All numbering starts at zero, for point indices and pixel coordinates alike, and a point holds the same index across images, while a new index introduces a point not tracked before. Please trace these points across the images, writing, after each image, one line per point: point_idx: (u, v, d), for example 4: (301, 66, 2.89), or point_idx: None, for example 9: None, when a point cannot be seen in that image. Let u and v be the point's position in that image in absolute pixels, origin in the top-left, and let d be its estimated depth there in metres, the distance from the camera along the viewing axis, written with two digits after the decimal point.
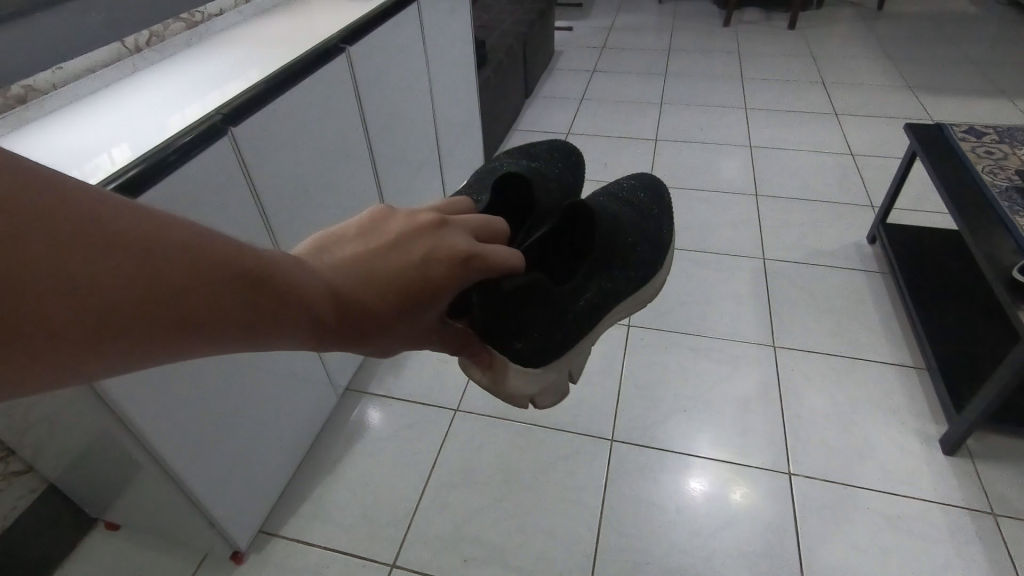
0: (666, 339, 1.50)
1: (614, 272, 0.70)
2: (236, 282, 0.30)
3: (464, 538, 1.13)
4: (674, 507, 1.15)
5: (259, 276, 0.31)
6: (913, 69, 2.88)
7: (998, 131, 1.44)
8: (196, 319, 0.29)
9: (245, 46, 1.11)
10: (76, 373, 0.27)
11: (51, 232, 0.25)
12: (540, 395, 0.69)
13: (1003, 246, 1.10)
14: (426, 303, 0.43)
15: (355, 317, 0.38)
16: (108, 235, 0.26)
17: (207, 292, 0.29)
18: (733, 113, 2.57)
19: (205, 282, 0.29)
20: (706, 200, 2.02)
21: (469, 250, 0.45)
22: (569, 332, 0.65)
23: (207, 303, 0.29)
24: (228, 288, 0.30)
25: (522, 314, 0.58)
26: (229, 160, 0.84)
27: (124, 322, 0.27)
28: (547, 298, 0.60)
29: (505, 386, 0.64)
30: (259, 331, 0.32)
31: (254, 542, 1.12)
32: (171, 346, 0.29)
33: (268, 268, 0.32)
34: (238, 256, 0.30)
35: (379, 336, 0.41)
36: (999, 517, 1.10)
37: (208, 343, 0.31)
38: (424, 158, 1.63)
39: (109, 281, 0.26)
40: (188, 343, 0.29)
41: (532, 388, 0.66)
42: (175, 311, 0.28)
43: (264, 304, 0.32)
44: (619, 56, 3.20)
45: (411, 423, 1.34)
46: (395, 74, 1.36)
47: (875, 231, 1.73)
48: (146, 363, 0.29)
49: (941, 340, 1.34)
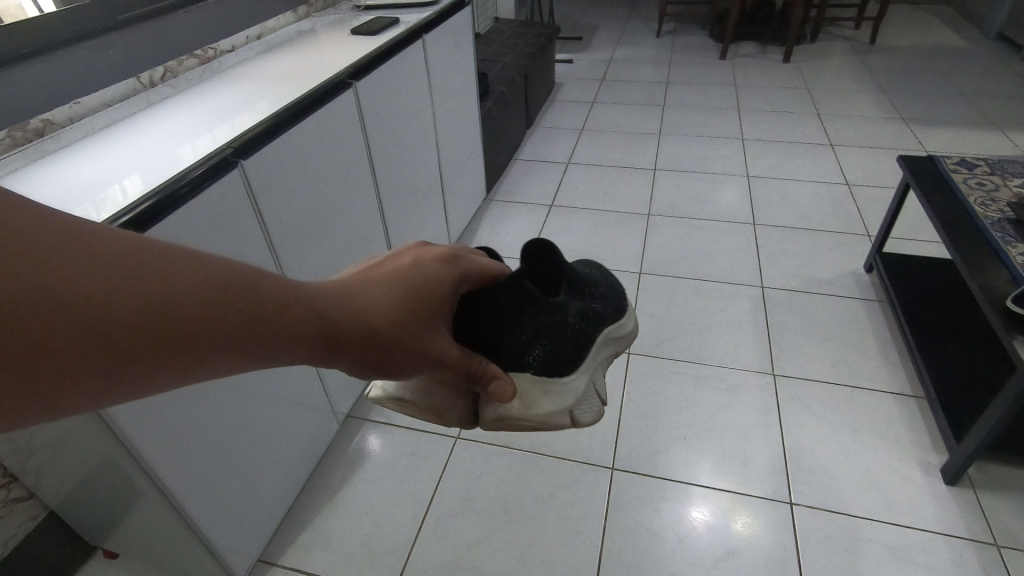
0: (667, 366, 1.51)
1: (589, 293, 0.71)
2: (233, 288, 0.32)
3: (463, 567, 1.12)
4: (674, 537, 1.14)
5: (258, 288, 0.33)
6: (906, 101, 2.95)
7: (989, 162, 1.47)
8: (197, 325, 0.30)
9: (256, 80, 1.15)
10: (74, 394, 0.27)
11: (46, 246, 0.26)
12: (578, 408, 0.64)
13: (998, 277, 1.11)
14: (419, 311, 0.45)
15: (357, 327, 0.39)
16: (104, 250, 0.28)
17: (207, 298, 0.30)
18: (730, 143, 2.62)
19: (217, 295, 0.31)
20: (705, 228, 2.04)
21: (446, 260, 0.51)
22: (575, 342, 0.65)
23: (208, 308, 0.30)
24: (225, 292, 0.31)
25: (520, 324, 0.62)
26: (238, 192, 0.87)
27: (125, 331, 0.27)
28: (530, 308, 0.63)
29: (539, 404, 0.59)
30: (262, 343, 0.33)
31: (252, 571, 1.11)
32: (176, 360, 0.30)
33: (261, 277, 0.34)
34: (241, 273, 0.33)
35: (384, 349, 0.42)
36: (1002, 548, 1.09)
37: (211, 356, 0.31)
38: (428, 187, 1.66)
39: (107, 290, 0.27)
40: (192, 353, 0.30)
41: (566, 400, 0.62)
42: (179, 318, 0.29)
43: (264, 309, 0.33)
44: (619, 88, 3.28)
45: (411, 450, 1.33)
46: (400, 106, 1.40)
47: (872, 260, 1.75)
48: (148, 380, 0.29)
49: (939, 369, 1.34)
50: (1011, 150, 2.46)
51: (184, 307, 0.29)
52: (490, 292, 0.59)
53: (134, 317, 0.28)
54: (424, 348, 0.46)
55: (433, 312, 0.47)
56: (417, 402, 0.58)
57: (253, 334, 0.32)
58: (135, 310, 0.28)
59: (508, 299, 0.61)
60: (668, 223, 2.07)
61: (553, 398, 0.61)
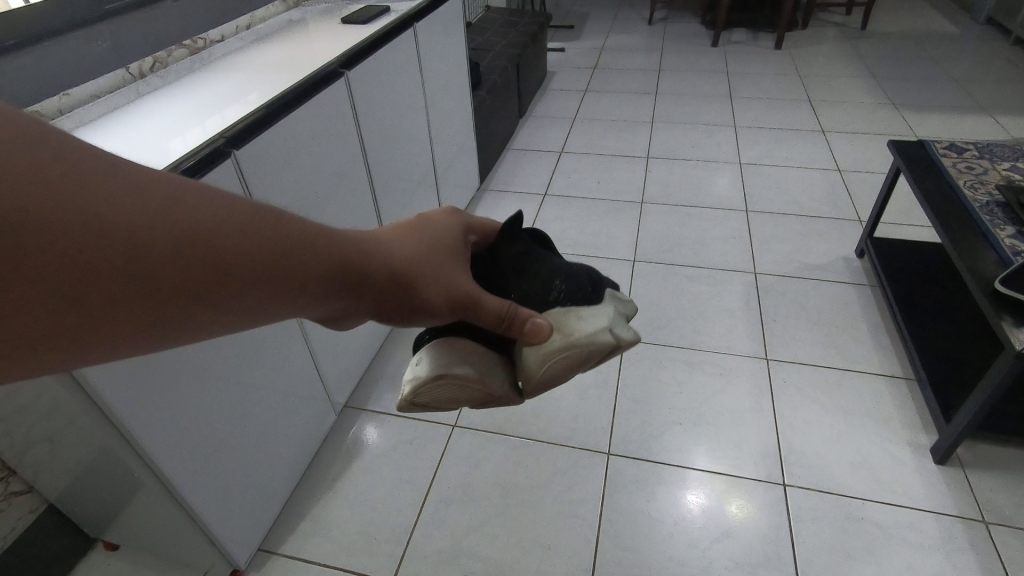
0: (661, 352, 1.52)
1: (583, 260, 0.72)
2: (257, 228, 0.34)
3: (463, 553, 1.13)
4: (670, 519, 1.15)
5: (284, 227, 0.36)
6: (896, 86, 2.96)
7: (978, 146, 1.48)
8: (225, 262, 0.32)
9: (247, 71, 1.14)
10: (116, 321, 0.30)
11: (95, 176, 0.28)
12: (619, 327, 0.59)
13: (986, 259, 1.12)
14: (428, 261, 0.49)
15: (373, 272, 0.42)
16: (147, 186, 0.30)
17: (235, 237, 0.33)
18: (723, 131, 2.62)
19: (245, 229, 0.33)
20: (698, 215, 2.05)
21: (449, 220, 0.55)
22: (591, 277, 0.65)
23: (236, 245, 0.33)
24: (253, 228, 0.34)
25: (528, 272, 0.63)
26: (231, 182, 0.87)
27: (163, 261, 0.30)
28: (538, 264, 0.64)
29: (572, 331, 0.57)
30: (285, 283, 0.36)
31: (253, 560, 1.12)
32: (208, 293, 0.32)
33: (284, 219, 0.36)
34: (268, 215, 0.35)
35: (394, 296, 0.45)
36: (990, 524, 1.11)
37: (240, 292, 0.34)
38: (421, 176, 1.65)
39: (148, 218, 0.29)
40: (222, 288, 0.33)
41: (601, 321, 0.58)
42: (210, 253, 0.31)
43: (286, 249, 0.35)
44: (611, 76, 3.27)
45: (409, 439, 1.34)
46: (392, 95, 1.39)
47: (863, 245, 1.76)
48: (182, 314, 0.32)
49: (930, 350, 1.36)
50: (1001, 134, 2.48)
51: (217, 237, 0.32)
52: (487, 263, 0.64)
53: (172, 247, 0.30)
54: (436, 297, 0.48)
55: (441, 263, 0.50)
56: (454, 374, 0.57)
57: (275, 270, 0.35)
58: (170, 243, 0.30)
59: (509, 259, 0.64)
60: (661, 211, 2.08)
61: (587, 321, 0.58)
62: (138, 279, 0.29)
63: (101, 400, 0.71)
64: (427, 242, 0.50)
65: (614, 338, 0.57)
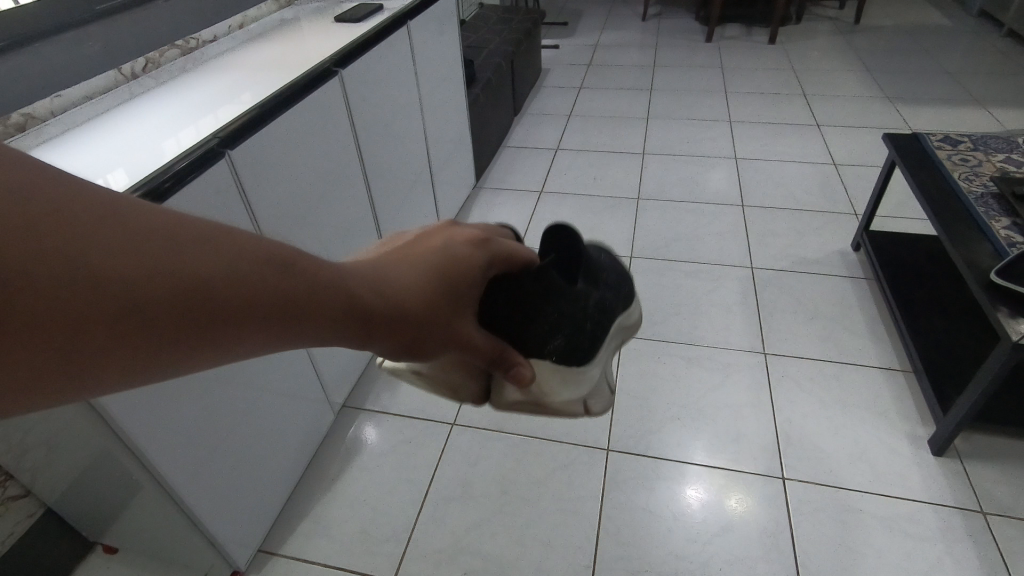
0: (659, 348, 1.52)
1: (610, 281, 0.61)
2: (261, 267, 0.27)
3: (463, 551, 1.13)
4: (670, 515, 1.15)
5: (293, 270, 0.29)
6: (890, 79, 2.97)
7: (972, 138, 1.48)
8: (213, 310, 0.26)
9: (240, 70, 1.14)
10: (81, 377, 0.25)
11: (72, 221, 0.23)
12: (592, 398, 0.58)
13: (982, 251, 1.13)
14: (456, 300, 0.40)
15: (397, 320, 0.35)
16: (128, 228, 0.24)
17: (229, 290, 0.26)
18: (717, 126, 2.62)
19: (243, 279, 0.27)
20: (694, 211, 2.05)
21: (485, 239, 0.44)
22: (594, 333, 0.56)
23: (228, 299, 0.26)
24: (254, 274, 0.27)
25: (539, 311, 0.51)
26: (226, 182, 0.86)
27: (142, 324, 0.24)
28: (558, 297, 0.52)
29: (553, 394, 0.53)
30: (283, 338, 0.29)
31: (253, 562, 1.11)
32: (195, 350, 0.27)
33: (295, 266, 0.29)
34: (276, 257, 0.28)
35: (426, 336, 0.37)
36: (989, 515, 1.12)
37: (233, 347, 0.28)
38: (417, 175, 1.65)
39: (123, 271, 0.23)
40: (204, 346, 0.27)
41: (579, 391, 0.55)
42: (198, 305, 0.25)
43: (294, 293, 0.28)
44: (605, 72, 3.27)
45: (407, 438, 1.34)
46: (386, 94, 1.38)
47: (859, 239, 1.76)
48: (161, 368, 0.27)
49: (927, 342, 1.36)
50: (995, 126, 2.48)
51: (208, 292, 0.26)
52: (515, 282, 0.49)
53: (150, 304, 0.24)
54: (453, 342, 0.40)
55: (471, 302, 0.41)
56: (433, 376, 0.47)
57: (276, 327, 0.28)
58: (147, 301, 0.24)
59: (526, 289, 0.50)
60: (657, 207, 2.08)
61: (570, 388, 0.54)
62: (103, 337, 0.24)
63: (98, 402, 0.71)
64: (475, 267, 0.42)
65: (582, 412, 0.56)
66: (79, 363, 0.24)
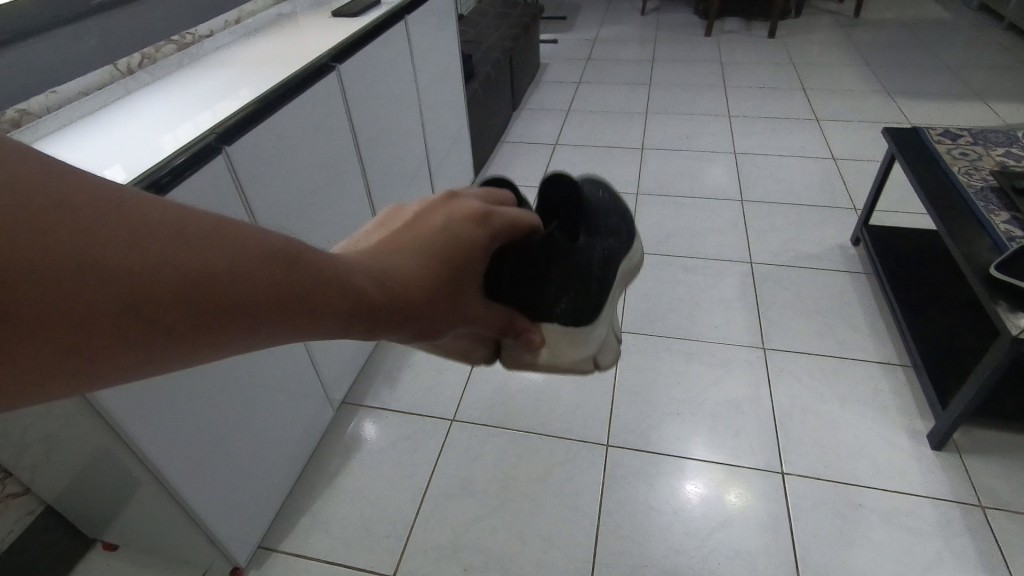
0: (659, 343, 1.52)
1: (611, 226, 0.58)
2: (260, 259, 0.26)
3: (464, 546, 1.13)
4: (670, 510, 1.16)
5: (295, 262, 0.27)
6: (890, 73, 2.96)
7: (972, 132, 1.48)
8: (217, 304, 0.25)
9: (237, 66, 1.13)
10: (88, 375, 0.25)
11: (62, 218, 0.23)
12: (600, 352, 0.58)
13: (982, 245, 1.13)
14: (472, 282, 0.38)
15: (409, 308, 0.33)
16: (121, 222, 0.24)
17: (228, 283, 0.25)
18: (717, 120, 2.61)
19: (241, 273, 0.26)
20: (693, 206, 2.05)
21: (490, 213, 0.39)
22: (600, 286, 0.53)
23: (227, 293, 0.25)
24: (254, 266, 0.26)
25: (550, 273, 0.46)
26: (224, 179, 0.86)
27: (138, 320, 0.24)
28: (569, 251, 0.48)
29: (564, 355, 0.50)
30: (289, 331, 0.28)
31: (254, 558, 1.12)
32: (200, 346, 0.26)
33: (296, 255, 0.28)
34: (277, 248, 0.27)
35: (438, 323, 0.35)
36: (987, 509, 1.12)
37: (239, 340, 0.27)
38: (416, 170, 1.64)
39: (117, 268, 0.23)
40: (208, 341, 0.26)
41: (589, 349, 0.54)
42: (197, 301, 0.25)
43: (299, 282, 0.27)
44: (605, 67, 3.26)
45: (407, 434, 1.34)
46: (385, 89, 1.38)
47: (859, 233, 1.76)
48: (167, 362, 0.26)
49: (927, 337, 1.36)
50: (995, 120, 2.48)
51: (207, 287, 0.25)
52: (525, 245, 0.42)
53: (144, 301, 0.24)
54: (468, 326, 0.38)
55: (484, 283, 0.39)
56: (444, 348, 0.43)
57: (280, 320, 0.27)
58: (142, 299, 0.23)
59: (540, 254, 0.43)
60: (656, 202, 2.07)
61: (581, 347, 0.52)
62: (104, 335, 0.23)
63: (97, 400, 0.71)
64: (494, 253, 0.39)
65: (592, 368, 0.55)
66: (88, 358, 0.24)
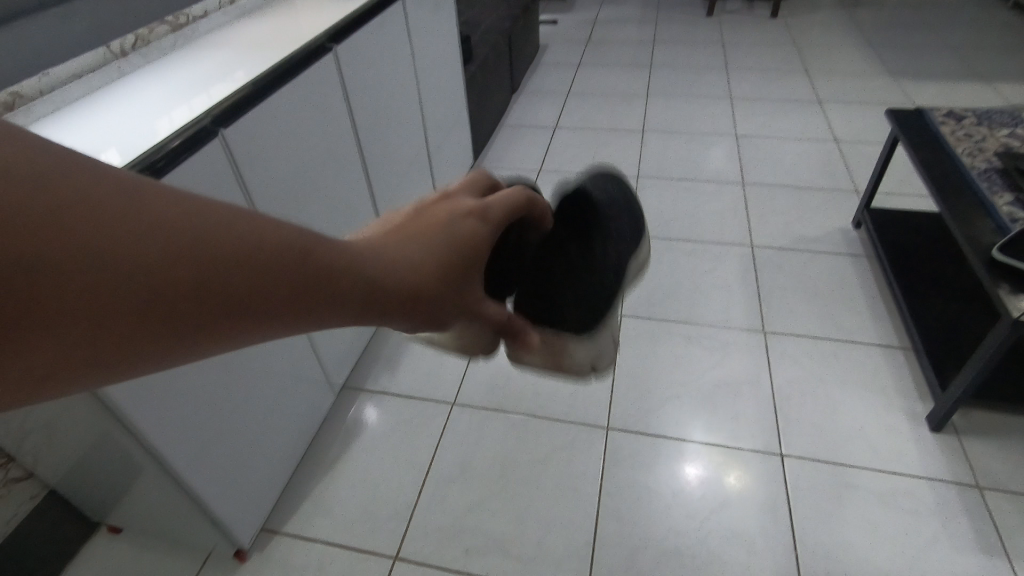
0: (659, 327, 1.52)
1: (615, 211, 0.59)
2: (283, 251, 0.24)
3: (465, 528, 1.14)
4: (669, 492, 1.17)
5: (323, 256, 0.26)
6: (893, 54, 2.92)
7: (977, 113, 1.47)
8: (244, 297, 0.23)
9: (232, 47, 1.11)
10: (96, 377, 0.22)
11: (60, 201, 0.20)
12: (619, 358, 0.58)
13: (985, 227, 1.12)
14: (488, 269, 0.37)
15: (436, 300, 0.32)
16: (132, 207, 0.21)
17: (256, 275, 0.24)
18: (718, 103, 2.59)
19: (268, 265, 0.24)
20: (694, 189, 2.03)
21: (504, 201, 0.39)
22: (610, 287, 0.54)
23: (254, 286, 0.24)
24: (279, 260, 0.24)
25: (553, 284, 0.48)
26: (221, 163, 0.85)
27: (161, 318, 0.22)
28: (567, 260, 0.51)
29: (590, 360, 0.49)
30: (316, 324, 0.27)
31: (257, 541, 1.13)
32: (224, 341, 0.24)
33: (324, 247, 0.26)
34: (302, 238, 0.25)
35: (461, 312, 0.35)
36: (985, 490, 1.13)
37: (264, 333, 0.25)
38: (414, 154, 1.63)
39: (133, 258, 0.21)
40: (234, 336, 0.24)
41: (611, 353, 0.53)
42: (223, 298, 0.23)
43: (331, 277, 0.27)
44: (604, 48, 3.22)
45: (407, 418, 1.35)
46: (382, 71, 1.36)
47: (860, 216, 1.75)
48: (185, 360, 0.24)
49: (927, 320, 1.36)
50: (998, 101, 2.45)
51: (235, 280, 0.23)
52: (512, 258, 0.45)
53: (165, 296, 0.21)
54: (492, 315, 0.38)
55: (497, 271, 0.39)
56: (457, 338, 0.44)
57: (311, 313, 0.26)
58: (160, 293, 0.21)
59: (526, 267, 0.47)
60: (656, 186, 2.06)
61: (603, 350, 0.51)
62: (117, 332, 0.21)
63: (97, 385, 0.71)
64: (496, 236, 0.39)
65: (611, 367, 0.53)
66: (101, 356, 0.22)
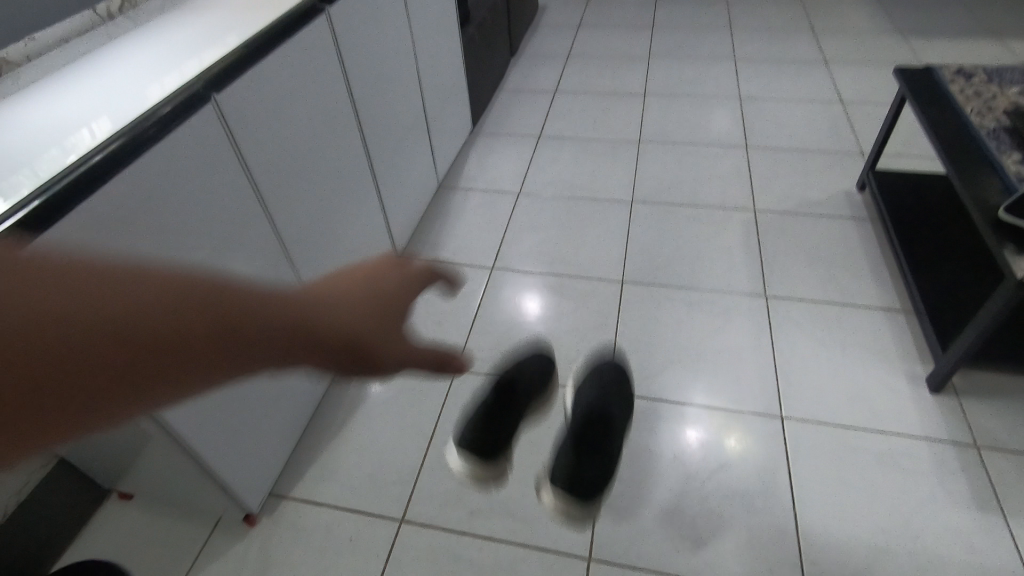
0: (661, 293, 1.52)
1: (599, 454, 1.02)
2: (167, 299, 0.32)
3: (470, 491, 1.16)
4: (671, 454, 1.18)
5: (205, 305, 0.33)
6: (902, 11, 2.84)
7: (987, 71, 1.43)
8: (133, 344, 0.31)
9: (223, 9, 1.08)
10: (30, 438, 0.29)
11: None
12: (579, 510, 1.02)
13: (991, 187, 1.11)
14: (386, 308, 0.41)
15: (320, 338, 0.38)
16: (53, 282, 0.30)
17: (148, 322, 0.31)
18: (721, 64, 2.53)
19: (158, 313, 0.32)
20: (696, 153, 2.01)
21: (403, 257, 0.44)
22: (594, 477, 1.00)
23: (143, 326, 0.31)
24: (166, 306, 0.32)
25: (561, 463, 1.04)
26: (215, 129, 0.84)
27: (70, 360, 0.29)
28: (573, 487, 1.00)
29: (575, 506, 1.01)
30: (210, 360, 0.33)
31: (265, 505, 1.15)
32: (132, 391, 0.31)
33: (204, 295, 0.34)
34: (184, 289, 0.33)
35: (355, 346, 0.39)
36: (982, 449, 1.14)
37: (169, 383, 0.32)
38: (413, 121, 1.60)
39: (50, 318, 0.29)
40: (143, 381, 0.31)
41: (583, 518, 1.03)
42: (122, 341, 0.31)
43: (213, 311, 0.34)
44: (605, 9, 3.13)
45: (411, 385, 1.36)
46: (378, 34, 1.32)
47: (865, 178, 1.73)
48: (105, 416, 0.31)
49: (930, 282, 1.36)
50: (1009, 58, 2.39)
51: (128, 328, 0.31)
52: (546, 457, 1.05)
53: (75, 345, 0.30)
54: (395, 354, 0.41)
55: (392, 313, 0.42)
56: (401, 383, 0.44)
57: (199, 352, 0.33)
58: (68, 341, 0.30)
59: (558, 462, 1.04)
60: (659, 150, 2.03)
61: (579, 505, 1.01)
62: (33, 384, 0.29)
63: None
64: (379, 287, 0.42)
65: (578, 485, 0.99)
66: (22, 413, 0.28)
